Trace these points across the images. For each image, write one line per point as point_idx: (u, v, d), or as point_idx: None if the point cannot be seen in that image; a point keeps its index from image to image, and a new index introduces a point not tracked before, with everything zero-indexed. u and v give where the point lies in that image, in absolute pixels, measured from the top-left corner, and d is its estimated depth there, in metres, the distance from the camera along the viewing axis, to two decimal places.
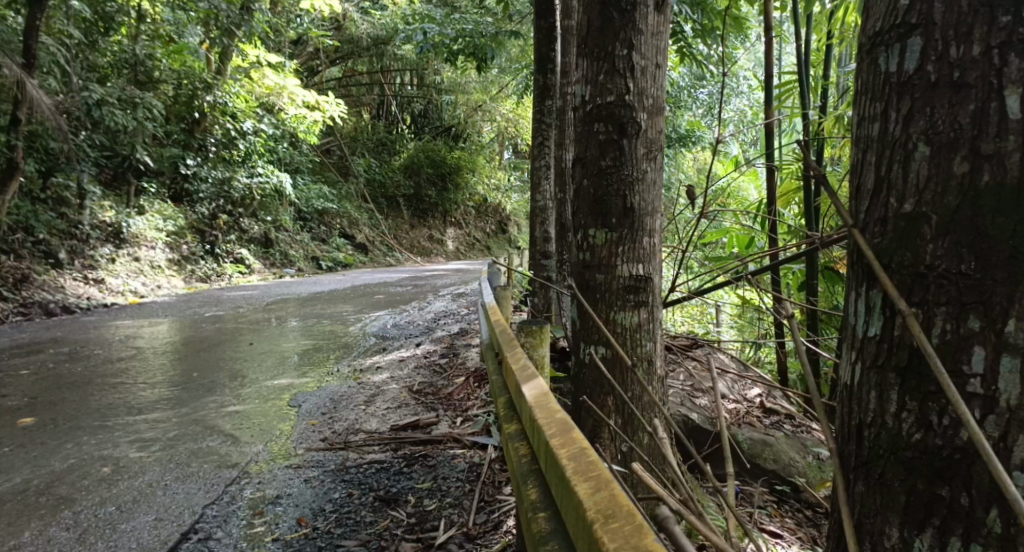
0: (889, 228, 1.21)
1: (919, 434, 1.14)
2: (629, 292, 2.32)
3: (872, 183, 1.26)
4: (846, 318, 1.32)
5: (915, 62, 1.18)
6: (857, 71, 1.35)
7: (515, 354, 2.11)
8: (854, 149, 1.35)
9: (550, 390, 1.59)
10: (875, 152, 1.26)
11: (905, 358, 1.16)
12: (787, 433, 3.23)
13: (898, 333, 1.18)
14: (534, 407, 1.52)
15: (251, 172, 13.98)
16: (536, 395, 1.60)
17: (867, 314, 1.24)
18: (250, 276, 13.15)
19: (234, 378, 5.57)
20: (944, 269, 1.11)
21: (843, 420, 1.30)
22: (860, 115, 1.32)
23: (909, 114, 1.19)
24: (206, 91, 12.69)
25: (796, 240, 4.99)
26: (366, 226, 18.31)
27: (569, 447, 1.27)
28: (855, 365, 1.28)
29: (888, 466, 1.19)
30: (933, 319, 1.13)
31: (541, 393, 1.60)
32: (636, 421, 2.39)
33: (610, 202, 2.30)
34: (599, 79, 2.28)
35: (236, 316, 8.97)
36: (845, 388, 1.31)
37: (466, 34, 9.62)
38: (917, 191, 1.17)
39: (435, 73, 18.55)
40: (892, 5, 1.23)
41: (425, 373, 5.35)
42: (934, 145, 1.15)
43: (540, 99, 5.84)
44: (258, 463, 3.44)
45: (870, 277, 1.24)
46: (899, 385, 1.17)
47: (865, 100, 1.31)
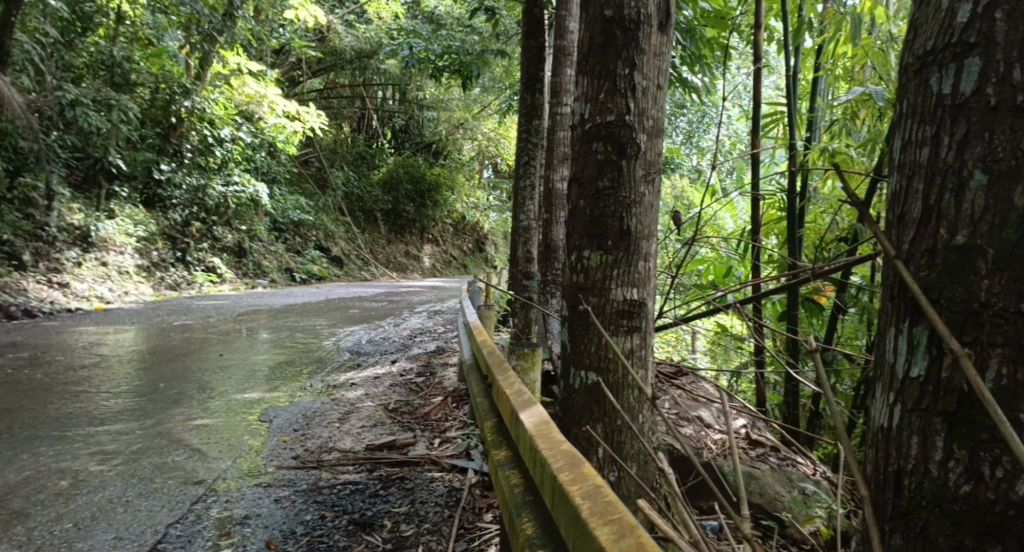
0: (938, 261, 1.17)
1: (967, 485, 1.11)
2: (623, 317, 2.27)
3: (918, 212, 1.22)
4: (883, 357, 1.29)
5: (972, 83, 1.16)
6: (900, 93, 1.32)
7: (509, 378, 2.03)
8: (892, 176, 1.31)
9: (550, 419, 1.52)
10: (922, 179, 1.22)
11: (954, 403, 1.13)
12: (773, 466, 3.18)
13: (946, 375, 1.14)
14: (535, 436, 1.45)
15: (227, 179, 13.67)
16: (535, 423, 1.53)
17: (910, 353, 1.20)
18: (221, 286, 12.88)
19: (202, 390, 5.38)
20: (1002, 307, 1.09)
21: (877, 467, 1.26)
22: (904, 140, 1.28)
23: (964, 139, 1.16)
24: (184, 96, 12.52)
25: (778, 270, 5.03)
26: (342, 240, 18.14)
27: (580, 483, 1.19)
28: (893, 408, 1.24)
29: (932, 519, 1.14)
30: (988, 360, 1.10)
31: (540, 421, 1.53)
32: (623, 450, 2.30)
33: (605, 224, 2.25)
34: (599, 98, 2.25)
35: (206, 325, 8.74)
36: (881, 432, 1.27)
37: (452, 52, 9.62)
38: (972, 221, 1.14)
39: (418, 89, 18.53)
40: (947, 24, 1.21)
41: (401, 391, 5.23)
42: (994, 174, 1.13)
43: (527, 118, 5.83)
44: (226, 480, 3.29)
45: (915, 311, 1.20)
46: (946, 431, 1.14)
47: (910, 123, 1.27)
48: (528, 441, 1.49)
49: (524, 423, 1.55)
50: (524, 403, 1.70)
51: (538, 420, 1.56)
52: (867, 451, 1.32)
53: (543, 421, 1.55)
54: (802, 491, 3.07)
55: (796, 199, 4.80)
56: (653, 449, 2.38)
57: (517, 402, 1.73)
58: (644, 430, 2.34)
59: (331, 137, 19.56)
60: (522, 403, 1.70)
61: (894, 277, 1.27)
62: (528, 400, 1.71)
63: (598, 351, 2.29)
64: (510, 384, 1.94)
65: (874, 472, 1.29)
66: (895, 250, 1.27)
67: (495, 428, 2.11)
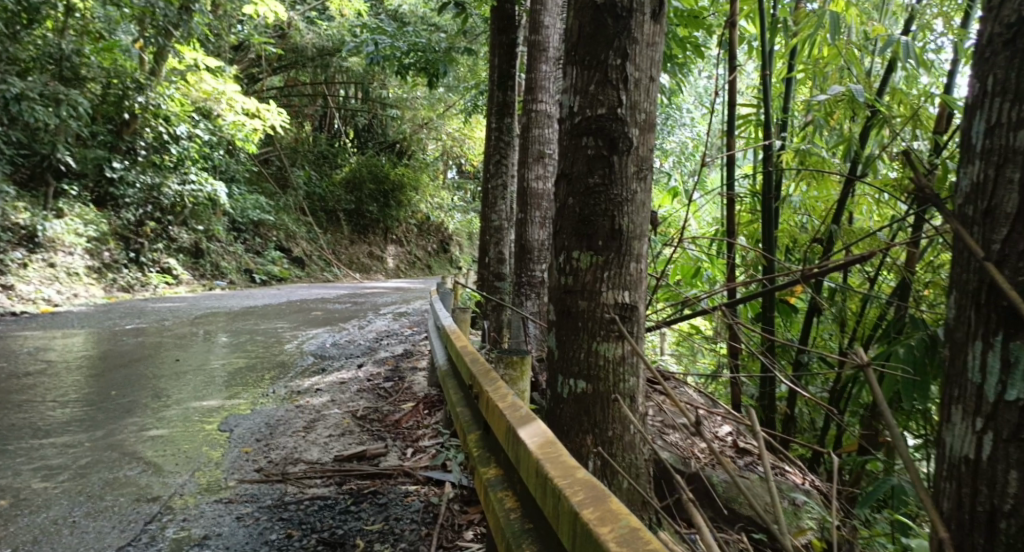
0: None
1: None
2: (614, 322, 2.15)
3: (1015, 207, 1.20)
4: (965, 376, 1.26)
5: None
6: (985, 68, 1.29)
7: (498, 389, 1.90)
8: (975, 162, 1.29)
9: (555, 439, 1.42)
10: (1019, 170, 1.20)
11: None
12: (760, 475, 3.14)
13: None
14: (542, 459, 1.35)
15: (183, 178, 13.16)
16: (539, 445, 1.43)
17: (1006, 373, 1.18)
18: (177, 287, 12.40)
19: (156, 398, 5.08)
20: None
21: (965, 508, 1.24)
22: (996, 122, 1.25)
23: None
24: (138, 91, 11.95)
25: (754, 271, 4.99)
26: (304, 240, 17.71)
27: (611, 524, 1.07)
28: (982, 437, 1.22)
29: None
30: None
31: (545, 442, 1.44)
32: (617, 462, 2.18)
33: (596, 223, 2.13)
34: (589, 89, 2.13)
35: (162, 329, 8.36)
36: (967, 464, 1.24)
37: (418, 49, 9.40)
38: None
39: (381, 87, 18.21)
40: None
41: (370, 397, 5.03)
42: None
43: (499, 116, 5.68)
44: (183, 496, 3.06)
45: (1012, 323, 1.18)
46: None
47: (1001, 104, 1.25)
48: (532, 463, 1.39)
49: (526, 445, 1.45)
50: (518, 419, 1.60)
51: (541, 440, 1.47)
52: (945, 483, 1.29)
53: (546, 440, 1.45)
54: (791, 501, 3.04)
55: (772, 200, 4.75)
56: (644, 459, 2.26)
57: (511, 417, 1.63)
58: (635, 440, 2.22)
59: (292, 135, 19.07)
60: (517, 419, 1.61)
61: (980, 282, 1.24)
62: (523, 416, 1.62)
63: (586, 358, 2.16)
64: (499, 394, 1.84)
65: (955, 510, 1.27)
66: (982, 251, 1.25)
67: (480, 441, 2.03)
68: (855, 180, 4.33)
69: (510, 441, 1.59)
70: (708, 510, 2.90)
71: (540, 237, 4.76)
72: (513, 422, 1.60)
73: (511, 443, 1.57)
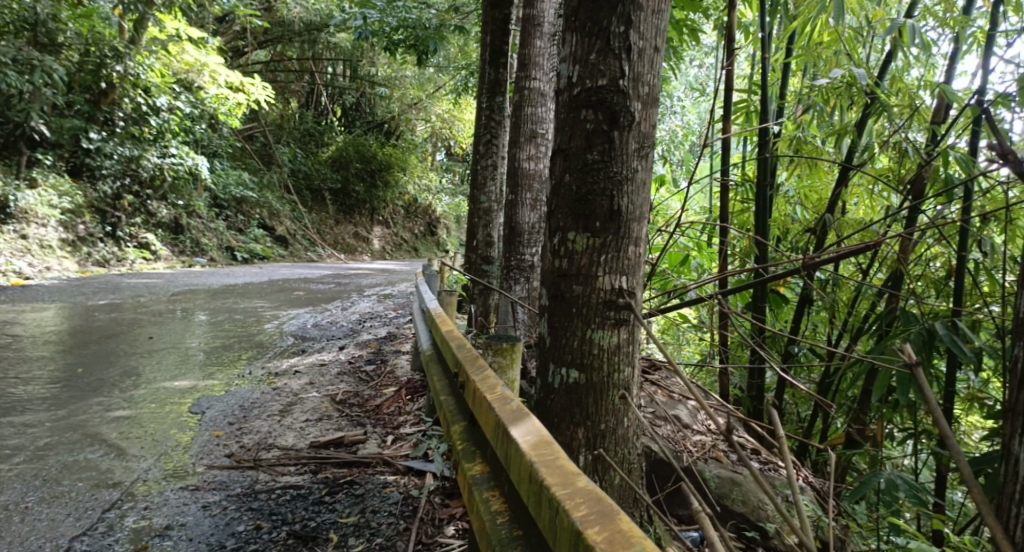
0: None
1: None
2: (610, 308, 2.01)
3: None
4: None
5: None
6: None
7: (486, 379, 1.78)
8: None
9: (551, 440, 1.31)
10: None
11: None
12: (755, 470, 3.06)
13: None
14: (538, 465, 1.23)
15: (163, 152, 12.82)
16: (533, 446, 1.31)
17: None
18: (155, 263, 12.09)
19: (126, 376, 4.89)
20: None
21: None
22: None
23: None
24: (116, 60, 11.46)
25: (746, 261, 4.87)
26: (288, 219, 17.39)
27: (625, 546, 0.99)
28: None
29: None
30: None
31: (539, 442, 1.32)
32: (606, 457, 2.05)
33: (593, 203, 1.99)
34: (590, 58, 1.98)
35: (137, 306, 8.13)
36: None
37: (408, 25, 9.13)
38: None
39: (370, 65, 17.99)
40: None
41: (349, 380, 4.88)
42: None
43: (490, 94, 5.50)
44: (147, 482, 2.90)
45: None
46: None
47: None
48: (526, 467, 1.28)
49: (518, 444, 1.33)
50: (508, 413, 1.48)
51: (535, 439, 1.35)
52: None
53: (541, 440, 1.33)
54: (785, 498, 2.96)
55: (767, 188, 4.63)
56: (637, 454, 2.14)
57: (501, 411, 1.51)
58: (628, 434, 2.10)
59: (277, 111, 18.65)
60: (508, 414, 1.48)
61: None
62: (516, 409, 1.50)
63: (580, 346, 2.03)
64: (486, 385, 1.71)
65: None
66: None
67: (464, 432, 1.90)
68: (853, 169, 4.22)
69: (500, 438, 1.47)
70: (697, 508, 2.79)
71: (531, 219, 4.61)
72: (504, 417, 1.47)
73: (502, 441, 1.44)
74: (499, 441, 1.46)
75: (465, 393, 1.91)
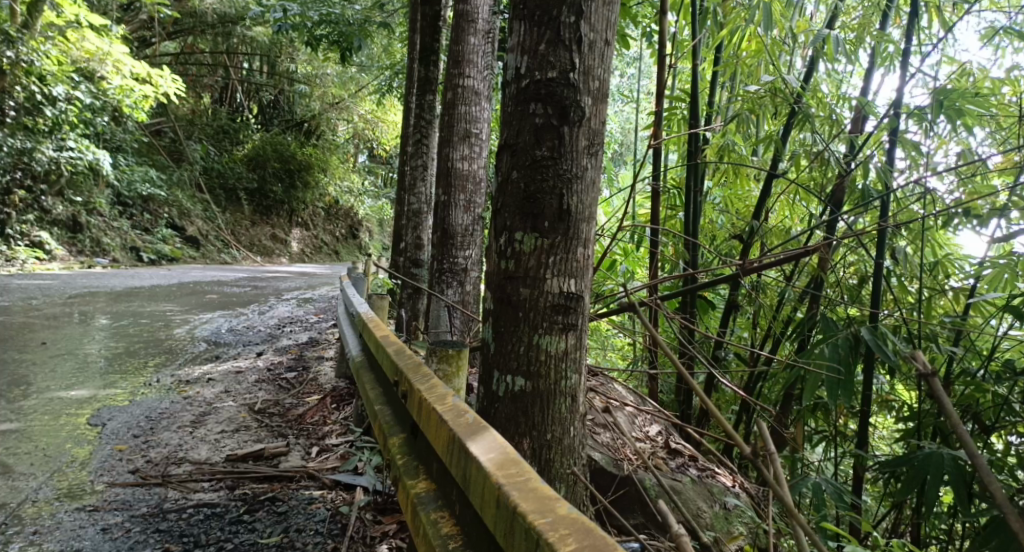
0: None
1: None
2: (558, 313, 1.93)
3: None
4: None
5: None
6: None
7: (433, 388, 1.68)
8: None
9: (517, 458, 1.27)
10: None
11: None
12: (694, 478, 3.05)
13: None
14: (507, 488, 1.18)
15: (59, 144, 11.74)
16: (497, 466, 1.26)
17: None
18: (49, 264, 11.15)
19: (14, 386, 4.41)
20: None
21: None
22: None
23: None
24: (5, 44, 10.32)
25: (675, 267, 4.92)
26: (199, 219, 16.46)
27: None
28: None
29: None
30: None
31: (504, 461, 1.27)
32: (552, 469, 1.97)
33: (542, 201, 1.90)
34: (539, 49, 1.90)
35: (27, 309, 7.42)
36: None
37: (331, 20, 8.80)
38: None
39: (289, 61, 17.64)
40: None
41: (269, 388, 4.60)
42: None
43: (421, 92, 5.34)
44: (36, 503, 2.58)
45: None
46: None
47: None
48: (492, 489, 1.22)
49: (482, 462, 1.27)
50: (465, 428, 1.41)
51: (499, 457, 1.30)
52: None
53: (506, 458, 1.29)
54: (724, 505, 2.96)
55: (695, 193, 4.70)
56: (581, 465, 2.07)
57: (455, 424, 1.44)
58: (574, 444, 2.03)
59: (188, 106, 17.64)
60: (464, 428, 1.41)
61: None
62: (473, 423, 1.44)
63: (527, 353, 1.94)
64: (434, 394, 1.63)
65: None
66: None
67: (405, 446, 1.79)
68: (778, 177, 4.35)
69: (455, 454, 1.39)
70: (639, 517, 2.75)
71: (464, 221, 4.51)
72: (460, 430, 1.40)
73: (458, 457, 1.38)
74: (454, 457, 1.39)
75: (407, 401, 1.80)
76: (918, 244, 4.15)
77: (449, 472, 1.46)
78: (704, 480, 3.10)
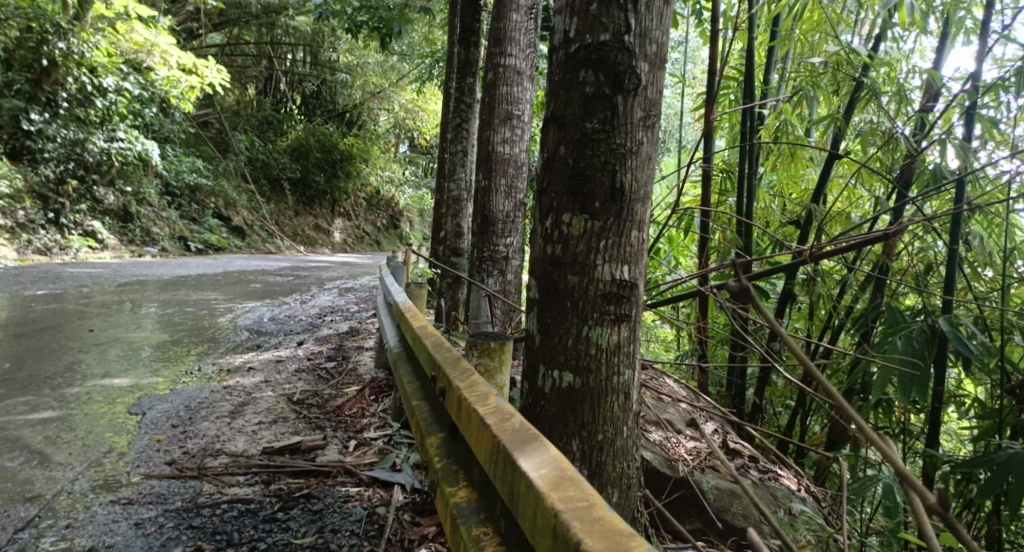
0: None
1: None
2: (609, 303, 1.76)
3: None
4: None
5: None
6: None
7: (475, 387, 1.54)
8: None
9: (575, 479, 1.13)
10: None
11: None
12: (755, 481, 2.85)
13: None
14: (566, 517, 1.04)
15: (110, 135, 11.94)
16: (552, 485, 1.13)
17: None
18: (101, 253, 11.40)
19: (61, 373, 4.45)
20: None
21: None
22: None
23: None
24: (58, 36, 10.72)
25: (725, 255, 4.66)
26: (245, 209, 16.69)
27: None
28: None
29: None
30: None
31: (559, 480, 1.14)
32: (604, 473, 1.81)
33: (592, 179, 1.72)
34: (591, 10, 1.72)
35: (79, 296, 7.56)
36: None
37: (372, 5, 8.70)
38: None
39: (331, 50, 17.85)
40: None
41: (308, 378, 4.54)
42: None
43: (461, 75, 5.21)
44: (71, 495, 2.54)
45: None
46: None
47: None
48: (548, 515, 1.08)
49: (533, 480, 1.15)
50: (510, 435, 1.29)
51: (554, 474, 1.17)
52: None
53: (562, 477, 1.15)
54: (789, 512, 2.76)
55: (750, 175, 4.41)
56: (636, 469, 1.90)
57: (500, 430, 1.32)
58: (627, 446, 1.86)
59: (234, 97, 17.86)
60: (509, 435, 1.30)
61: None
62: (518, 429, 1.32)
63: (575, 345, 1.77)
64: (473, 392, 1.52)
65: None
66: None
67: (444, 447, 1.66)
68: (840, 157, 4.02)
69: (501, 466, 1.27)
70: (695, 523, 2.57)
71: (505, 207, 4.36)
72: (506, 439, 1.28)
73: (505, 470, 1.26)
74: (499, 467, 1.28)
75: (447, 400, 1.66)
76: (991, 229, 3.83)
77: (495, 487, 1.33)
78: (767, 484, 2.89)
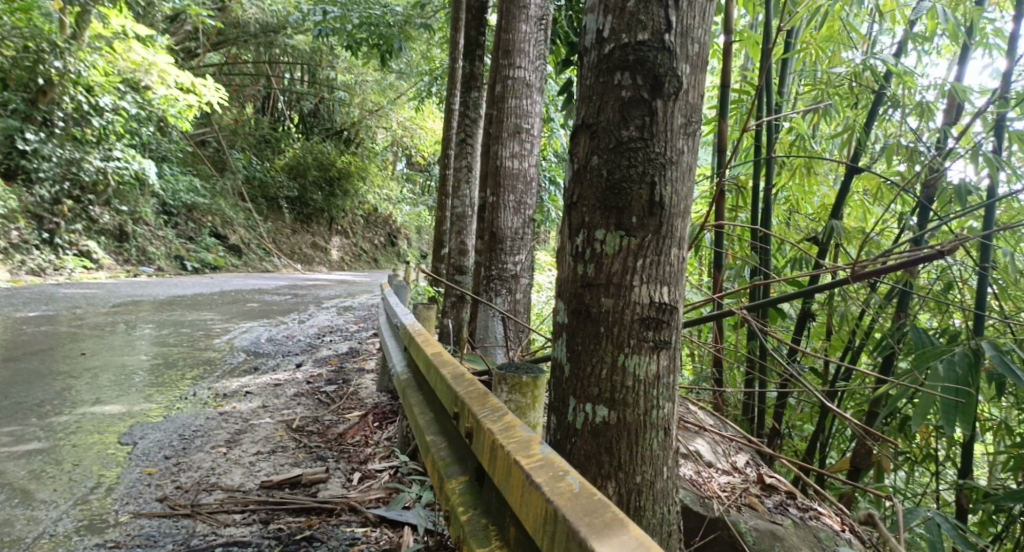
0: None
1: None
2: (648, 328, 1.63)
3: None
4: None
5: None
6: None
7: (517, 438, 1.38)
8: None
9: None
10: None
11: None
12: (795, 520, 2.69)
13: None
14: None
15: (107, 154, 11.85)
16: None
17: None
18: (96, 273, 11.19)
19: (50, 400, 4.24)
20: None
21: None
22: None
23: None
24: (54, 55, 10.59)
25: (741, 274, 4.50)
26: (242, 228, 16.52)
27: None
28: None
29: None
30: None
31: None
32: (642, 518, 1.68)
33: (629, 191, 1.60)
34: (627, 6, 1.61)
35: (72, 318, 7.35)
36: None
37: (372, 21, 8.59)
38: None
39: (329, 68, 17.74)
40: None
41: (309, 403, 4.35)
42: None
43: (465, 89, 5.08)
44: (53, 538, 2.35)
45: None
46: None
47: None
48: None
49: None
50: (571, 502, 1.14)
51: None
52: None
53: None
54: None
55: (766, 190, 4.23)
56: (675, 510, 1.78)
57: (557, 494, 1.17)
58: (666, 487, 1.73)
59: (231, 115, 17.74)
60: (569, 501, 1.15)
61: None
62: (578, 494, 1.17)
63: (610, 377, 1.64)
64: (513, 441, 1.37)
65: None
66: None
67: (476, 499, 1.51)
68: (861, 171, 3.84)
69: (562, 543, 1.11)
70: None
71: (514, 224, 4.21)
72: (566, 508, 1.13)
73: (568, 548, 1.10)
74: (558, 540, 1.12)
75: (480, 444, 1.50)
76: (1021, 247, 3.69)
77: None
78: (806, 522, 2.71)
